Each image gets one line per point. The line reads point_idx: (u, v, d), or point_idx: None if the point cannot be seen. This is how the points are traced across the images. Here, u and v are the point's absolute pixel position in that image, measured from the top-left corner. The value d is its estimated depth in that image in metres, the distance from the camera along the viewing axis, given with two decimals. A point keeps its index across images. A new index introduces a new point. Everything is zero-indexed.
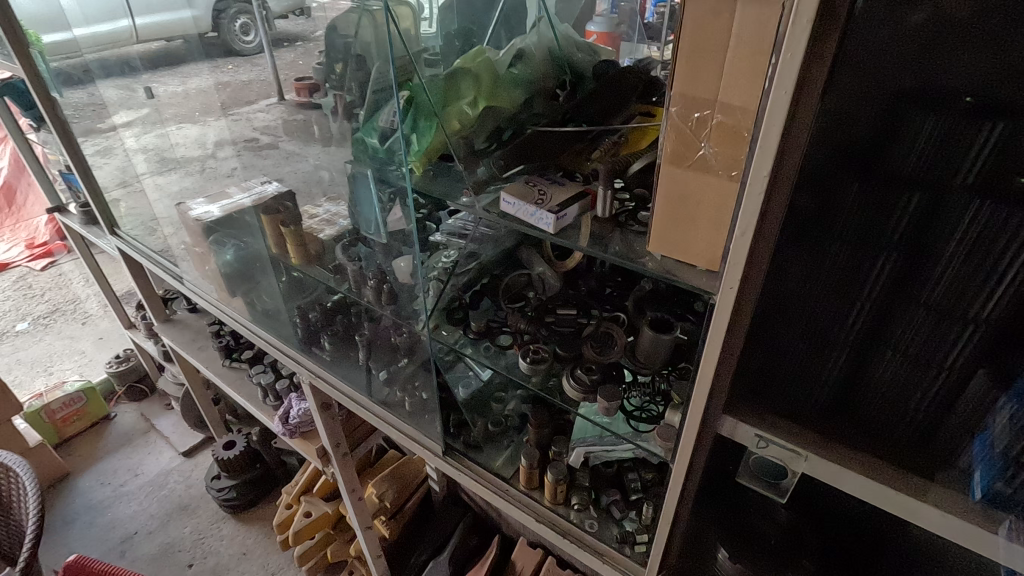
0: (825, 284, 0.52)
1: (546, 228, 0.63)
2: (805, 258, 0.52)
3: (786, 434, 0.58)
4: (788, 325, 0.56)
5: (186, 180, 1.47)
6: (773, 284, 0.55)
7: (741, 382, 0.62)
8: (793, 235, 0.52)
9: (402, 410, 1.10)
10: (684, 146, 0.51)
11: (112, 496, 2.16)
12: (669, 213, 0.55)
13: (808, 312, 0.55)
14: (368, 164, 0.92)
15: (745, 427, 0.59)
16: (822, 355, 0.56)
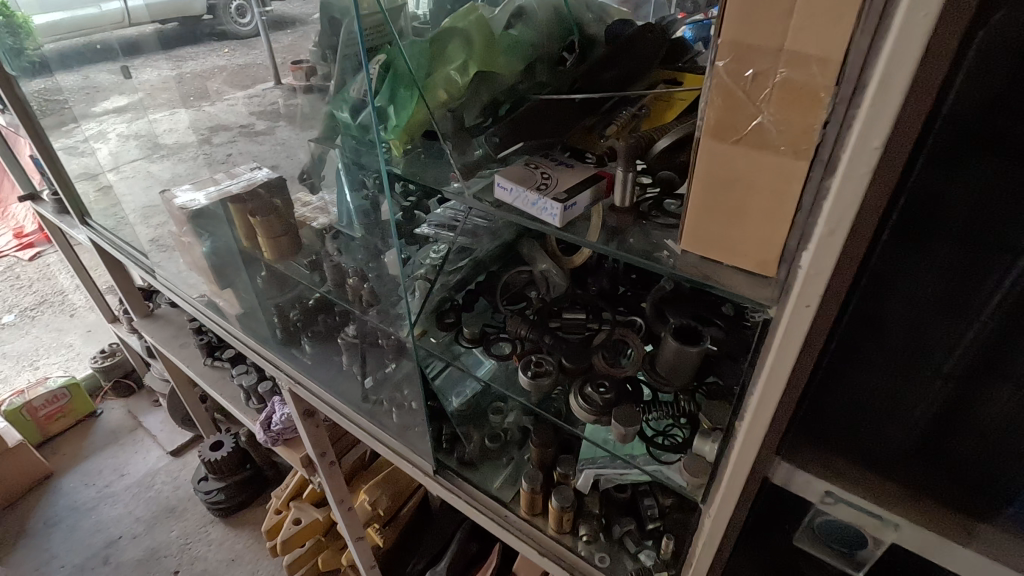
0: (929, 301, 0.43)
1: (551, 221, 0.51)
2: (907, 272, 0.43)
3: (861, 485, 0.48)
4: (873, 353, 0.47)
5: (178, 168, 1.29)
6: (863, 306, 0.46)
7: (806, 420, 0.53)
8: (894, 245, 0.42)
9: (389, 422, 0.99)
10: (732, 115, 0.38)
11: (96, 498, 2.07)
12: (709, 203, 0.43)
13: (900, 337, 0.45)
14: (340, 142, 0.80)
15: (809, 477, 0.50)
16: (908, 392, 0.47)
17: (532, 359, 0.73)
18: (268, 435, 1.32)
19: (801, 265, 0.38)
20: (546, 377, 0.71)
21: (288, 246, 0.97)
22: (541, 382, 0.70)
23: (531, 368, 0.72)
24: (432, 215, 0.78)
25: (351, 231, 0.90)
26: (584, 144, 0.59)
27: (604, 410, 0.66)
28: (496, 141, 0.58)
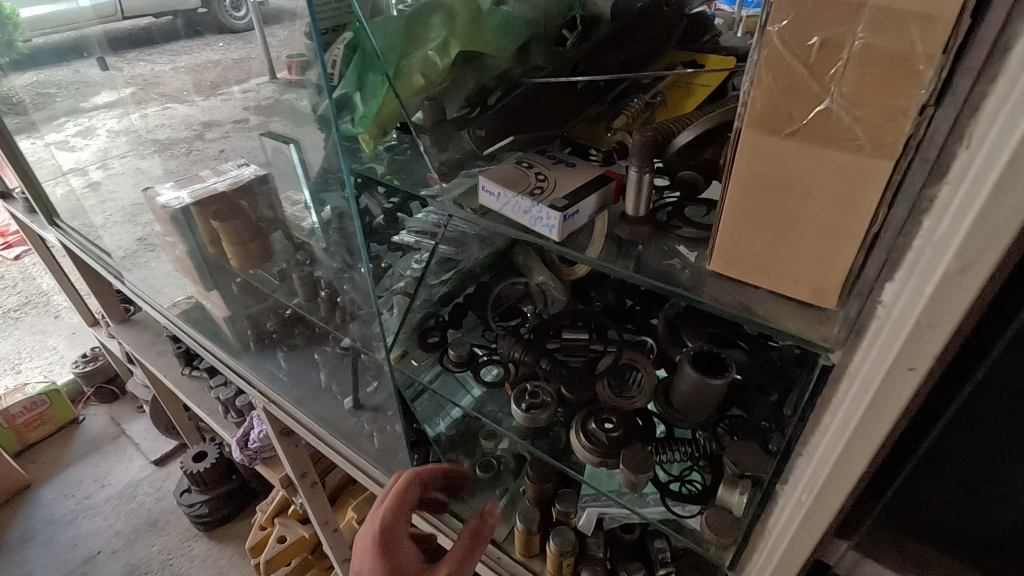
0: None
1: (548, 233, 0.41)
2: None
3: None
4: (983, 448, 0.39)
5: (171, 163, 1.07)
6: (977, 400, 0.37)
7: (893, 518, 0.45)
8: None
9: (371, 447, 0.90)
10: (788, 97, 0.28)
11: (75, 510, 1.98)
12: (753, 215, 0.33)
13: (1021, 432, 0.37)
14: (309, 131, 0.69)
15: None
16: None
17: (527, 389, 0.63)
18: (245, 453, 1.23)
19: (882, 301, 0.28)
20: (543, 409, 0.60)
21: (256, 253, 0.87)
22: (537, 415, 0.60)
23: (525, 398, 0.62)
24: (416, 219, 0.67)
25: (316, 238, 0.80)
26: (588, 138, 0.50)
27: (612, 450, 0.56)
28: (481, 135, 0.48)
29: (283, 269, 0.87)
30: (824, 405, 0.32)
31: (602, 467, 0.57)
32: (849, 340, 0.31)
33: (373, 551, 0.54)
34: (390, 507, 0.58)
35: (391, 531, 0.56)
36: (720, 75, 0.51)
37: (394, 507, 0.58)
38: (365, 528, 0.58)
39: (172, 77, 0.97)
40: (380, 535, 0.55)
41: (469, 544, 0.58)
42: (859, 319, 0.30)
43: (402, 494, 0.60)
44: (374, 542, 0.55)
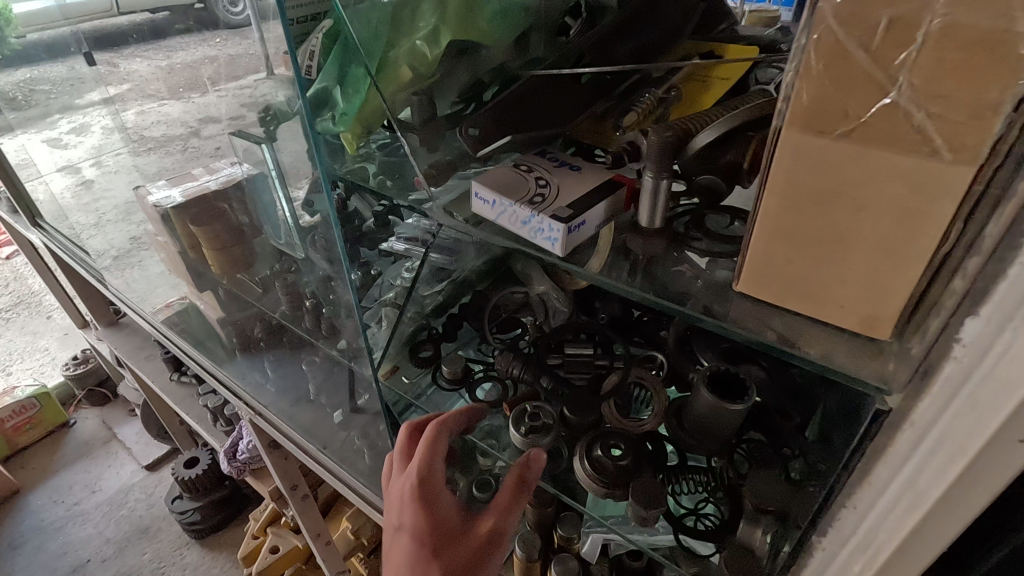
0: None
1: (551, 248, 0.36)
2: None
3: None
4: None
5: (165, 161, 0.92)
6: None
7: None
8: None
9: (362, 463, 0.85)
10: (837, 90, 0.24)
11: (65, 517, 1.94)
12: (793, 229, 0.28)
13: None
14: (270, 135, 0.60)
15: None
16: None
17: (528, 410, 0.58)
18: (234, 464, 1.19)
19: (961, 339, 0.23)
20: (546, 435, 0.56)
21: (239, 259, 0.82)
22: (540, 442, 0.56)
23: (525, 421, 0.57)
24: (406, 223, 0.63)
25: (291, 251, 0.69)
26: (597, 137, 0.45)
27: (618, 481, 0.51)
28: (474, 135, 0.42)
29: (264, 276, 0.81)
30: (876, 456, 0.28)
31: (607, 498, 0.52)
32: (913, 385, 0.26)
33: (408, 513, 0.50)
34: (423, 458, 0.51)
35: (426, 487, 0.50)
36: (743, 66, 0.46)
37: (429, 455, 0.51)
38: (400, 480, 0.52)
39: (145, 70, 0.85)
40: (413, 496, 0.50)
41: (512, 497, 0.51)
42: (925, 356, 0.25)
43: (436, 439, 0.53)
44: (407, 502, 0.50)
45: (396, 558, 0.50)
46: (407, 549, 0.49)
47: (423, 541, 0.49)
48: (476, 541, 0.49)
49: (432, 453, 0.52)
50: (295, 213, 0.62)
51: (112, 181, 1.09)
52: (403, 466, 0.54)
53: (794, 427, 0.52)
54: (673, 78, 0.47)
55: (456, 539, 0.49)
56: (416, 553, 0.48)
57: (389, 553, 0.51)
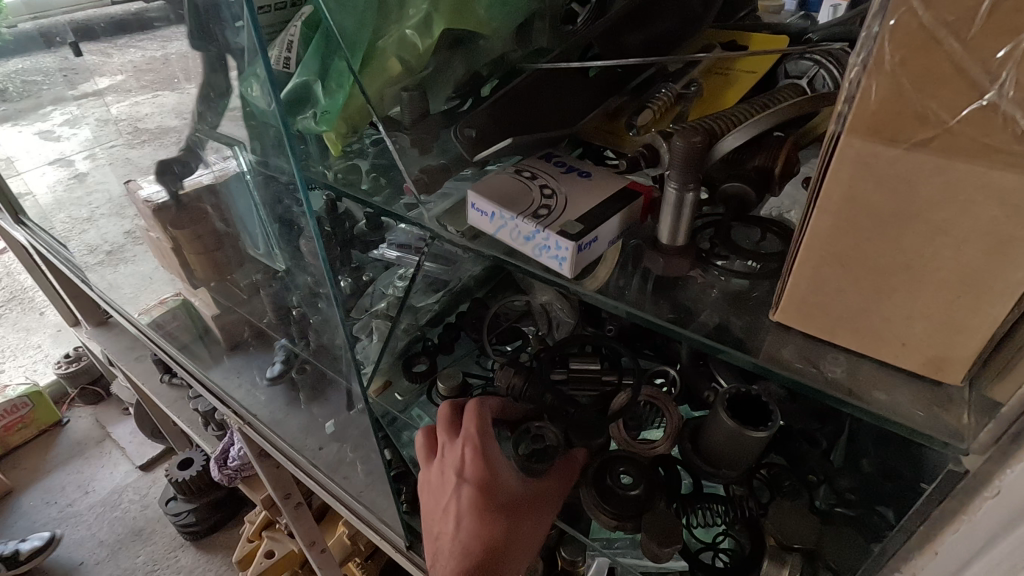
0: None
1: (559, 267, 0.32)
2: None
3: None
4: None
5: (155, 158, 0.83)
6: None
7: None
8: None
9: (355, 476, 0.81)
10: (930, 88, 0.19)
11: (58, 518, 1.91)
12: (850, 257, 0.24)
13: None
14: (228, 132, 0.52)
15: None
16: None
17: (531, 429, 0.54)
18: (224, 472, 1.15)
19: None
20: (546, 460, 0.53)
21: (223, 263, 0.78)
22: (540, 466, 0.53)
23: (527, 437, 0.53)
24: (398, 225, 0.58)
25: (271, 261, 0.63)
26: (608, 137, 0.41)
27: (628, 513, 0.48)
28: (472, 136, 0.38)
29: (247, 283, 0.76)
30: (945, 521, 0.26)
31: (618, 530, 0.49)
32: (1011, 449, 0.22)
33: (468, 471, 0.51)
34: (480, 420, 0.52)
35: (486, 446, 0.51)
36: (769, 58, 0.42)
37: (483, 420, 0.52)
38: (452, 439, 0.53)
39: (133, 60, 0.78)
40: (475, 457, 0.51)
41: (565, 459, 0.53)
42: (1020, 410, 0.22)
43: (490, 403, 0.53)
44: (467, 461, 0.51)
45: (453, 510, 0.51)
46: (467, 504, 0.50)
47: (485, 496, 0.50)
48: (529, 497, 0.52)
49: (485, 414, 0.53)
50: (268, 221, 0.56)
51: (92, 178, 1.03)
52: (451, 427, 0.54)
53: (820, 453, 0.48)
54: (693, 71, 0.43)
55: (513, 494, 0.52)
56: (478, 506, 0.50)
57: (442, 506, 0.52)
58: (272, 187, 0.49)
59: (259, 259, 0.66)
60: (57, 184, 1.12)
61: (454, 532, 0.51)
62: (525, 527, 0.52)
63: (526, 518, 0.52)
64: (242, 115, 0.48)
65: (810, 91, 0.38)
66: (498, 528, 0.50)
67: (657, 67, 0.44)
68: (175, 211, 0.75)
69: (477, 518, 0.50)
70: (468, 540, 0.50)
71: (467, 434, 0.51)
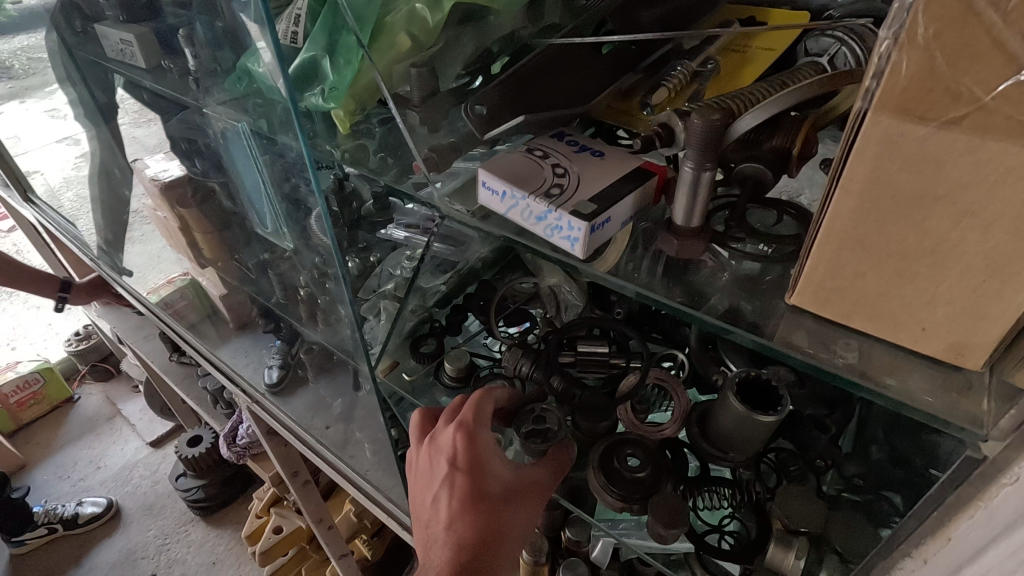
0: None
1: (573, 249, 0.31)
2: None
3: None
4: None
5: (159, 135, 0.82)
6: None
7: None
8: None
9: (362, 454, 0.82)
10: (965, 64, 0.18)
11: (70, 492, 1.95)
12: (870, 243, 0.23)
13: None
14: (231, 108, 0.51)
15: None
16: None
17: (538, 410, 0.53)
18: (233, 450, 1.16)
19: None
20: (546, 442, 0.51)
21: (230, 243, 0.78)
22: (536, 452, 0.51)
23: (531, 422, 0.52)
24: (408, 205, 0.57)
25: (280, 241, 0.63)
26: (619, 115, 0.40)
27: (633, 495, 0.48)
28: (482, 114, 0.37)
29: (254, 261, 0.76)
30: (960, 508, 0.26)
31: (624, 511, 0.49)
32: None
33: (461, 458, 0.48)
34: (476, 406, 0.50)
35: (480, 434, 0.49)
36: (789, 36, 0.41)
37: (480, 407, 0.50)
38: (445, 425, 0.51)
39: None
40: (467, 442, 0.49)
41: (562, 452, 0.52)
42: None
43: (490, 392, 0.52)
44: (461, 447, 0.49)
45: (443, 500, 0.48)
46: (458, 492, 0.48)
47: (477, 484, 0.48)
48: (523, 489, 0.49)
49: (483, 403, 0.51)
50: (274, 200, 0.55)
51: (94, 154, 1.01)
52: (446, 413, 0.53)
53: (829, 439, 0.47)
54: (710, 49, 0.41)
55: (506, 486, 0.49)
56: (470, 495, 0.47)
57: (430, 495, 0.49)
58: (281, 166, 0.48)
59: (267, 237, 0.66)
60: (64, 160, 1.11)
61: (443, 524, 0.48)
62: (517, 521, 0.49)
63: (519, 512, 0.49)
64: (251, 91, 0.47)
65: (830, 70, 0.37)
66: (490, 517, 0.48)
67: (673, 44, 0.43)
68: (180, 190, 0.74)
69: (468, 508, 0.47)
70: (459, 531, 0.47)
71: (461, 420, 0.50)
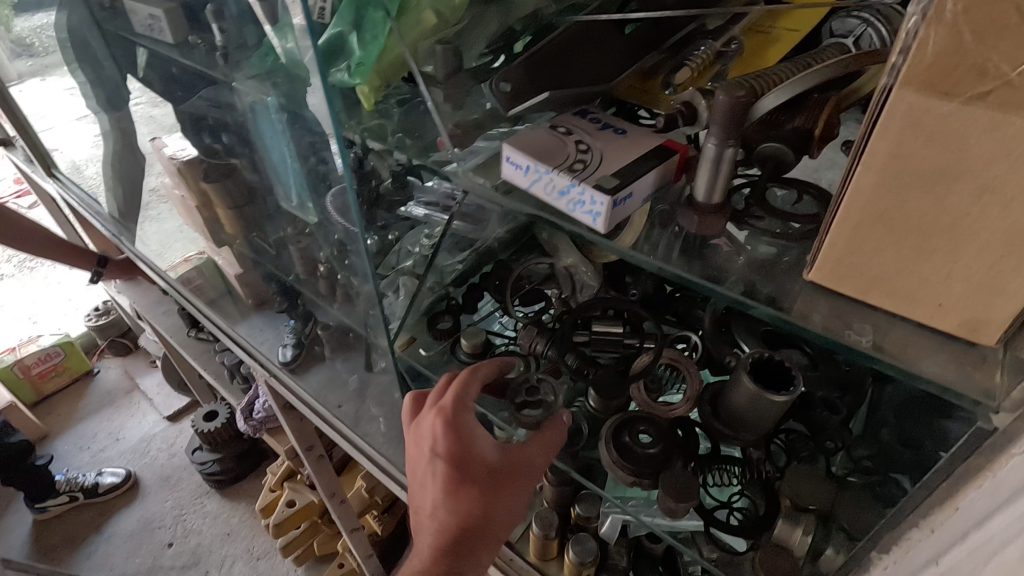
0: None
1: (595, 224, 0.32)
2: None
3: None
4: None
5: None
6: None
7: None
8: None
9: (377, 430, 0.84)
10: (992, 36, 0.18)
11: (91, 462, 2.00)
12: (890, 219, 0.24)
13: None
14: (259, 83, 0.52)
15: None
16: None
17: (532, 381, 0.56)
18: (250, 424, 1.19)
19: None
20: (538, 410, 0.54)
21: (251, 219, 0.79)
22: (528, 417, 0.54)
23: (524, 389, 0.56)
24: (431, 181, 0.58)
25: (303, 215, 0.64)
26: (641, 95, 0.40)
27: (645, 470, 0.49)
28: (506, 91, 0.38)
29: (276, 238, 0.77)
30: (968, 479, 0.27)
31: (635, 486, 0.50)
32: None
33: (442, 444, 0.46)
34: (457, 390, 0.48)
35: (462, 418, 0.48)
36: (815, 16, 0.41)
37: (461, 389, 0.49)
38: (428, 408, 0.49)
39: None
40: (447, 427, 0.46)
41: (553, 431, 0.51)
42: None
43: (476, 372, 0.50)
44: (440, 432, 0.47)
45: (429, 489, 0.47)
46: (442, 481, 0.46)
47: (461, 472, 0.46)
48: (512, 471, 0.48)
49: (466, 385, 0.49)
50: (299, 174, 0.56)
51: (116, 130, 1.02)
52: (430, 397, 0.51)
53: (840, 421, 0.48)
54: (734, 29, 0.41)
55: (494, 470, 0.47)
56: (453, 483, 0.46)
57: (417, 483, 0.48)
58: (307, 139, 0.49)
59: (291, 212, 0.67)
60: (85, 136, 1.13)
61: (430, 513, 0.46)
62: (507, 504, 0.47)
63: (510, 496, 0.47)
64: (280, 66, 0.48)
65: (856, 50, 0.36)
66: (477, 506, 0.45)
67: (697, 24, 0.43)
68: (202, 166, 0.75)
69: (453, 496, 0.45)
70: (442, 518, 0.46)
71: (440, 404, 0.48)
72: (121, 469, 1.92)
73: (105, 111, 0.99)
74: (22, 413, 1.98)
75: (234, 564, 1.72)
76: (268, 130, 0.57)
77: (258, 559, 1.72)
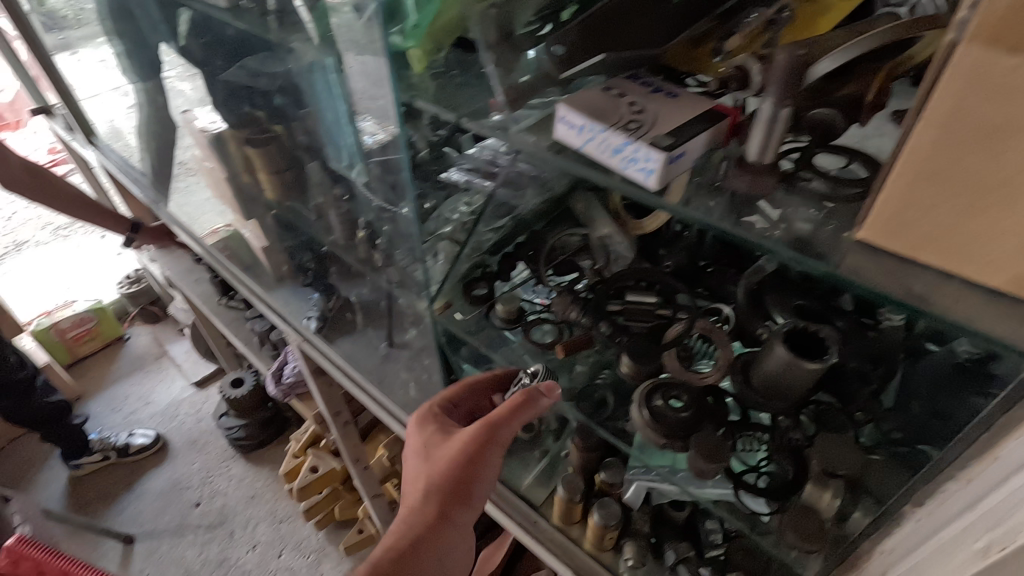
0: None
1: (647, 181, 0.33)
2: None
3: None
4: None
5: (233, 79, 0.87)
6: None
7: None
8: None
9: (406, 396, 0.86)
10: None
11: (122, 423, 2.08)
12: (945, 173, 0.25)
13: None
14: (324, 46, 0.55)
15: None
16: None
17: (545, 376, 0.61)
18: (280, 387, 1.22)
19: None
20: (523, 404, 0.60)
21: (291, 184, 0.81)
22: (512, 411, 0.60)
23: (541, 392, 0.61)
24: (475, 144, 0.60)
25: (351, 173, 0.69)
26: (692, 63, 0.41)
27: (676, 432, 0.51)
28: (560, 55, 0.39)
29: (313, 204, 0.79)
30: (1009, 429, 0.29)
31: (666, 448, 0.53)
32: None
33: (412, 437, 0.60)
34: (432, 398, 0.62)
35: (429, 416, 0.60)
36: None
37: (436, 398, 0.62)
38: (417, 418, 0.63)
39: None
40: (416, 424, 0.60)
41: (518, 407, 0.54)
42: None
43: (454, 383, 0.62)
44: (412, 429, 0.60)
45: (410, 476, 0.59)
46: (412, 466, 0.58)
47: (423, 454, 0.58)
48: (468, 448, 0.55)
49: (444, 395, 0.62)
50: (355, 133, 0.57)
51: (157, 97, 1.05)
52: None
53: (872, 392, 0.49)
54: None
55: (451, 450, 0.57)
56: (418, 463, 0.58)
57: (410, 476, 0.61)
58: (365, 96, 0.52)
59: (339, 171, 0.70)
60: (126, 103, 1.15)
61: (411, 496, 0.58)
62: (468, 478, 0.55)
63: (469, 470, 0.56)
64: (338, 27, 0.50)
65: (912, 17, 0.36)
66: (436, 482, 0.56)
67: None
68: (247, 132, 0.77)
69: (418, 475, 0.57)
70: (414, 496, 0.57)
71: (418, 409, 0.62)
72: (150, 431, 1.99)
73: (147, 79, 1.02)
74: (56, 374, 2.06)
75: (258, 526, 1.78)
76: (329, 93, 0.60)
77: (281, 523, 1.78)
